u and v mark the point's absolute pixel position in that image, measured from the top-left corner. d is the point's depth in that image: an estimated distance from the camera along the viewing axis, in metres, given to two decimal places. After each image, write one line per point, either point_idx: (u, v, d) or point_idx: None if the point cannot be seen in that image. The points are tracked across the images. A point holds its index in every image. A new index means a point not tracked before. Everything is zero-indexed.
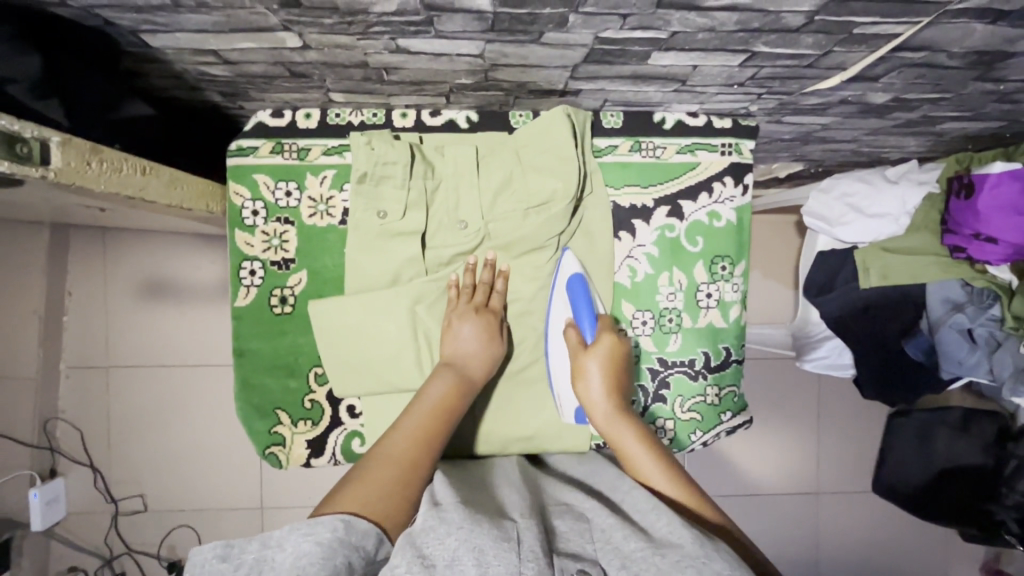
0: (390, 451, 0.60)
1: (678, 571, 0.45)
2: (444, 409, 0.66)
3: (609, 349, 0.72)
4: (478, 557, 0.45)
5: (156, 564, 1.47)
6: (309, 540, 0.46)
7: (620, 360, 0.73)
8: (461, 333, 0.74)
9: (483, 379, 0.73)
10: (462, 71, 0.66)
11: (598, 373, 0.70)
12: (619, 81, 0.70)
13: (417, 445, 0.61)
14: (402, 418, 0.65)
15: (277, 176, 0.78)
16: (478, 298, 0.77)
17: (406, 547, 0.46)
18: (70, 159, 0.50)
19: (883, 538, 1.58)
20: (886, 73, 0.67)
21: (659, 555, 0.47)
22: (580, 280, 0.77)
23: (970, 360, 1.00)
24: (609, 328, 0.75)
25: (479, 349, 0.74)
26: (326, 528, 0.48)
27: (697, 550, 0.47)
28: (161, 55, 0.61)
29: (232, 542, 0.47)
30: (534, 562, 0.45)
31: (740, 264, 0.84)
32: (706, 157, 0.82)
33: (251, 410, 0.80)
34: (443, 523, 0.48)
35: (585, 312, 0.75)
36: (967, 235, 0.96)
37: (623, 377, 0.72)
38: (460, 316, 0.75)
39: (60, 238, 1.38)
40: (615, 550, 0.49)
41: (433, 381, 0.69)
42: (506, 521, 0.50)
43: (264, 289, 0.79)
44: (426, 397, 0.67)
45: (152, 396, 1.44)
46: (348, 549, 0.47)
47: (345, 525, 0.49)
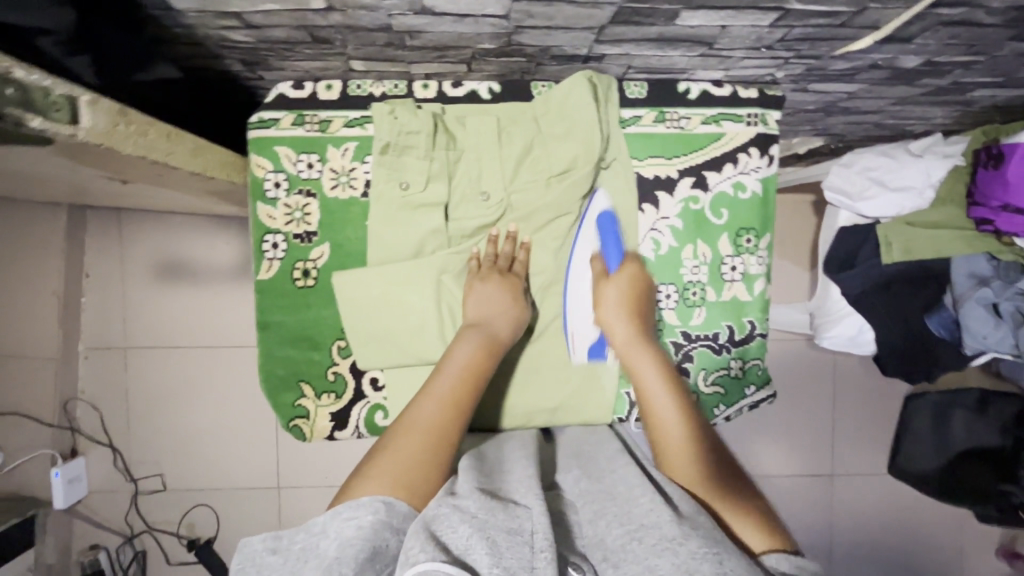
0: (420, 418, 0.60)
1: (656, 556, 0.46)
2: (471, 372, 0.65)
3: (631, 279, 0.78)
4: (491, 547, 0.46)
5: (175, 542, 1.49)
6: (349, 525, 0.48)
7: (642, 290, 0.78)
8: (484, 293, 0.74)
9: (510, 338, 0.72)
10: (486, 34, 0.65)
11: (614, 302, 0.76)
12: (644, 45, 0.69)
13: (447, 412, 0.61)
14: (434, 377, 0.65)
15: (299, 148, 0.78)
16: (501, 264, 0.78)
17: (421, 531, 0.47)
18: (99, 119, 0.50)
19: (899, 518, 1.58)
20: (920, 33, 0.65)
21: (637, 541, 0.48)
22: (610, 217, 0.80)
23: (994, 337, 0.99)
24: (635, 261, 0.80)
25: (504, 310, 0.73)
26: (366, 511, 0.49)
27: (676, 531, 0.47)
28: (183, 20, 0.60)
29: (281, 535, 0.51)
30: (545, 552, 0.46)
31: (765, 237, 0.83)
32: (732, 128, 0.81)
33: (274, 382, 0.80)
34: (457, 511, 0.49)
35: (613, 246, 0.80)
36: (995, 207, 0.95)
37: (644, 309, 0.76)
38: (481, 277, 0.75)
39: (78, 219, 1.39)
40: (604, 544, 0.50)
41: (461, 343, 0.68)
42: (519, 506, 0.51)
43: (287, 263, 0.79)
44: (454, 360, 0.66)
45: (170, 376, 1.45)
46: (388, 530, 0.49)
47: (386, 506, 0.51)
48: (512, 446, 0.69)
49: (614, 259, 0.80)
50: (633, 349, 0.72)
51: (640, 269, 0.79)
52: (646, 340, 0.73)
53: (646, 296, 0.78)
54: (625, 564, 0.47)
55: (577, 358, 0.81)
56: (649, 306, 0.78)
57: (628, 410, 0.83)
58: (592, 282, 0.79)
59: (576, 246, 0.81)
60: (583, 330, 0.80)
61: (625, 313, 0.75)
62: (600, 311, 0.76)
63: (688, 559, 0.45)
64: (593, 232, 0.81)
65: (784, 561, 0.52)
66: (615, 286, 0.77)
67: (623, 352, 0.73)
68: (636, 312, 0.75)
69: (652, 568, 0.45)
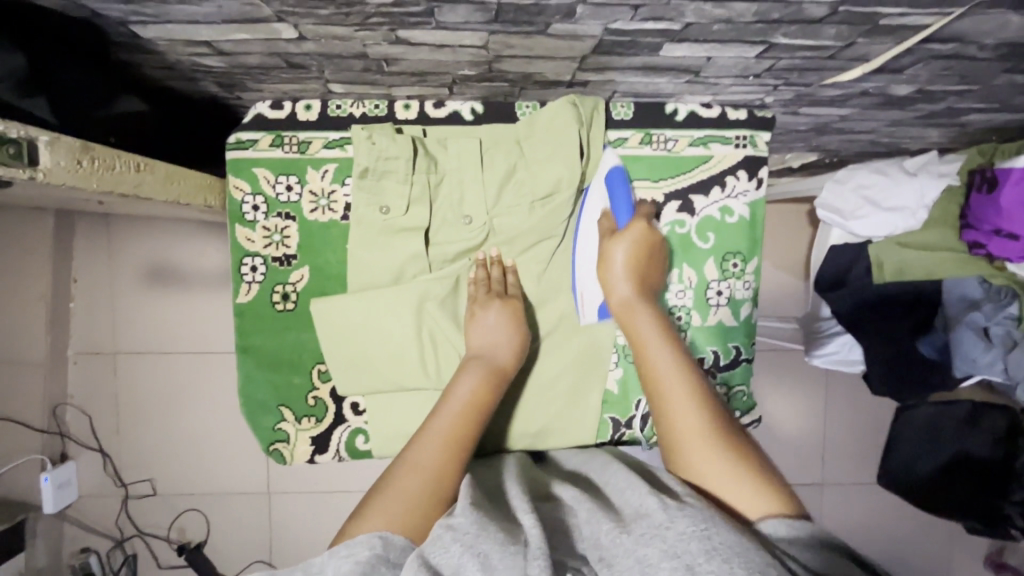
0: (425, 452, 0.58)
1: (643, 545, 0.45)
2: (477, 403, 0.64)
3: (640, 237, 0.71)
4: (483, 563, 0.45)
5: (166, 546, 1.49)
6: (347, 562, 0.47)
7: (649, 251, 0.72)
8: (485, 322, 0.72)
9: (513, 368, 0.71)
10: (465, 62, 0.64)
11: (619, 262, 0.70)
12: (629, 73, 0.67)
13: (448, 450, 0.59)
14: (439, 407, 0.63)
15: (277, 170, 0.76)
16: (497, 288, 0.75)
17: (415, 558, 0.46)
18: (60, 157, 0.49)
19: (887, 529, 1.58)
20: (912, 65, 0.64)
21: (626, 534, 0.47)
22: (619, 173, 0.74)
23: (983, 360, 0.97)
24: (646, 217, 0.73)
25: (505, 339, 0.71)
26: (364, 546, 0.48)
27: (663, 517, 0.47)
28: (153, 47, 0.59)
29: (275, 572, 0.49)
30: (536, 560, 0.44)
31: (752, 261, 0.82)
32: (720, 150, 0.80)
33: (255, 406, 0.79)
34: (450, 531, 0.48)
35: (623, 201, 0.74)
36: (988, 231, 0.93)
37: (649, 269, 0.72)
38: (482, 304, 0.73)
39: (65, 225, 1.38)
40: (599, 543, 0.48)
41: (464, 375, 0.67)
42: (513, 524, 0.50)
43: (266, 286, 0.78)
44: (458, 391, 0.64)
45: (159, 382, 1.44)
46: (386, 566, 0.48)
47: (383, 541, 0.49)
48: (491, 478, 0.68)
49: (624, 215, 0.73)
50: (633, 310, 0.68)
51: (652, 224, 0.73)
52: (649, 302, 0.69)
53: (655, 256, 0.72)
54: (619, 560, 0.46)
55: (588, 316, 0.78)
56: (655, 266, 0.73)
57: (612, 435, 0.82)
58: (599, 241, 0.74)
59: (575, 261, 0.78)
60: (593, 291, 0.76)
61: (629, 272, 0.70)
62: (602, 268, 0.71)
63: (676, 542, 0.44)
64: (603, 189, 0.76)
65: (783, 527, 0.48)
66: (622, 245, 0.71)
67: (624, 313, 0.69)
68: (639, 268, 0.70)
69: (642, 559, 0.44)
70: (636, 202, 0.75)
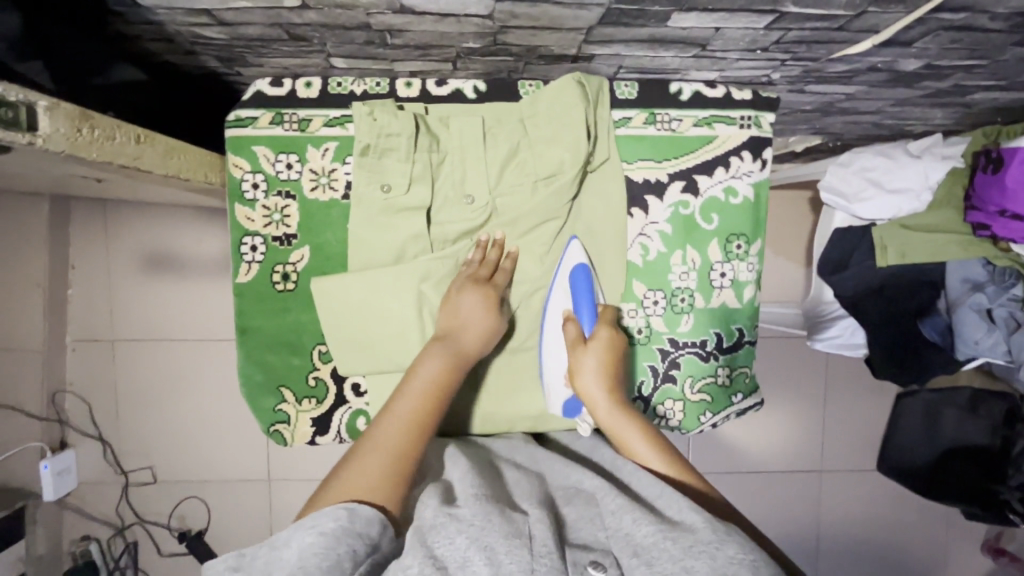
0: (383, 439, 0.57)
1: (690, 557, 0.43)
2: (438, 389, 0.63)
3: (608, 343, 0.69)
4: (489, 557, 0.44)
5: (166, 534, 1.49)
6: (311, 533, 0.45)
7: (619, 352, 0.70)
8: (459, 305, 0.71)
9: (477, 353, 0.69)
10: (469, 34, 0.63)
11: (594, 371, 0.66)
12: (635, 46, 0.66)
13: (408, 434, 0.58)
14: (397, 396, 0.62)
15: (277, 148, 0.75)
16: (482, 272, 0.74)
17: (418, 547, 0.45)
18: (60, 124, 0.48)
19: (886, 516, 1.59)
20: (920, 37, 0.63)
21: (671, 541, 0.45)
22: (583, 271, 0.75)
23: (986, 342, 0.98)
24: (608, 320, 0.73)
25: (475, 324, 0.70)
26: (329, 518, 0.47)
27: (709, 534, 0.45)
28: (153, 17, 0.58)
29: (246, 553, 0.48)
30: (546, 559, 0.44)
31: (755, 243, 0.81)
32: (724, 130, 0.79)
33: (255, 387, 0.79)
34: (454, 521, 0.47)
35: (586, 303, 0.73)
36: (992, 212, 0.92)
37: (621, 373, 0.69)
38: (458, 287, 0.72)
39: (62, 211, 1.36)
40: (631, 538, 0.47)
41: (425, 359, 0.65)
42: (518, 513, 0.49)
43: (266, 266, 0.77)
44: (419, 376, 0.63)
45: (159, 369, 1.44)
46: (352, 536, 0.46)
47: (348, 513, 0.48)
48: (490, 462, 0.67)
49: (588, 320, 0.73)
50: (617, 421, 0.63)
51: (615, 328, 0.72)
52: (626, 407, 0.65)
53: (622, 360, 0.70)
54: (661, 563, 0.44)
55: (554, 410, 0.76)
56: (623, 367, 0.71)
57: None
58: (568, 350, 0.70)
59: (561, 264, 0.77)
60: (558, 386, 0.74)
61: (605, 383, 0.66)
62: (576, 382, 0.67)
63: (725, 562, 0.43)
64: (566, 290, 0.76)
65: None
66: (593, 353, 0.68)
67: (610, 429, 0.64)
68: (612, 377, 0.67)
69: (689, 570, 0.42)
70: (598, 302, 0.74)
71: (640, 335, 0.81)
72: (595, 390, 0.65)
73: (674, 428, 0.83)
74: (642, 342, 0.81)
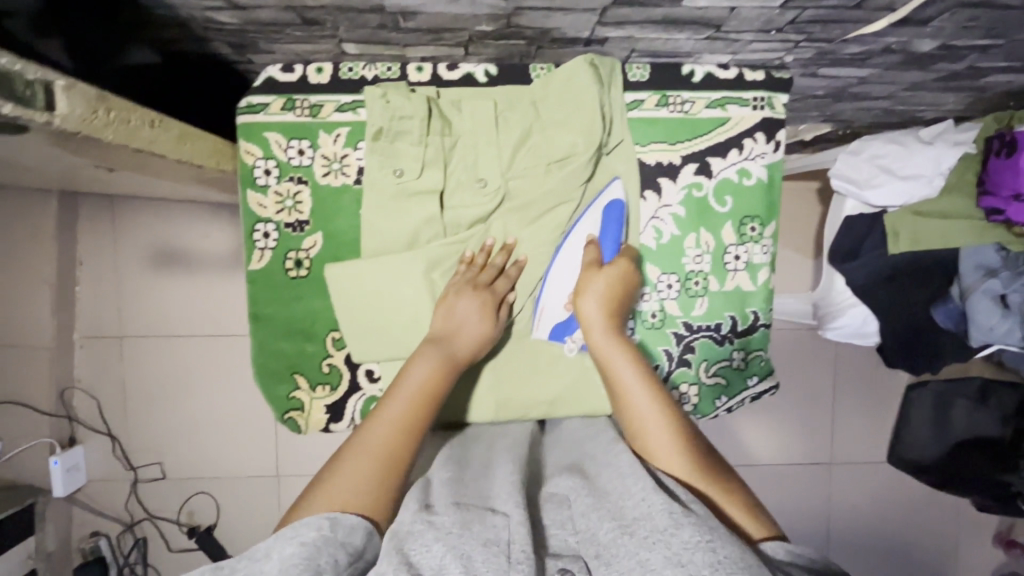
0: (370, 442, 0.56)
1: (647, 549, 0.45)
2: (429, 393, 0.62)
3: (620, 273, 0.72)
4: (465, 566, 0.44)
5: (176, 529, 1.49)
6: (293, 543, 0.45)
7: (628, 286, 0.73)
8: (455, 309, 0.70)
9: (470, 358, 0.68)
10: (483, 16, 0.62)
11: (598, 294, 0.70)
12: (649, 28, 0.66)
13: (396, 438, 0.57)
14: (387, 399, 0.61)
15: (289, 134, 0.75)
16: (483, 277, 0.73)
17: (393, 552, 0.45)
18: (77, 105, 0.47)
19: (897, 508, 1.58)
20: (938, 15, 0.63)
21: (629, 535, 0.47)
22: (618, 208, 0.77)
23: (1001, 328, 0.97)
24: (628, 255, 0.75)
25: (471, 330, 0.69)
26: (310, 528, 0.47)
27: (666, 520, 0.46)
28: (166, 1, 0.58)
29: (223, 564, 0.45)
30: (522, 564, 0.45)
31: (770, 225, 0.81)
32: (737, 112, 0.78)
33: (268, 374, 0.78)
34: (432, 528, 0.47)
35: (611, 236, 0.76)
36: (1007, 196, 0.92)
37: (625, 304, 0.72)
38: (457, 290, 0.72)
39: (70, 207, 1.36)
40: (596, 541, 0.49)
41: (417, 362, 0.64)
42: (497, 515, 0.50)
43: (278, 253, 0.77)
44: (409, 379, 0.62)
45: (167, 365, 1.44)
46: (334, 546, 0.46)
47: (330, 523, 0.48)
48: (503, 450, 0.67)
49: (610, 251, 0.76)
50: (608, 344, 0.67)
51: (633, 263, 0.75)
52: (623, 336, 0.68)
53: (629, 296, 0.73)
54: (618, 559, 0.46)
55: (538, 333, 0.79)
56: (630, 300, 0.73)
57: None
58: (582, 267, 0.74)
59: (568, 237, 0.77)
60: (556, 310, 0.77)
61: (606, 307, 0.69)
62: (579, 299, 0.70)
63: (679, 550, 0.44)
64: (597, 216, 0.77)
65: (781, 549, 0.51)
66: (602, 277, 0.72)
67: (599, 350, 0.67)
68: (616, 307, 0.70)
69: (644, 562, 0.44)
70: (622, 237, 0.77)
71: (654, 320, 0.81)
72: (596, 314, 0.68)
73: (688, 412, 0.83)
74: (656, 326, 0.81)
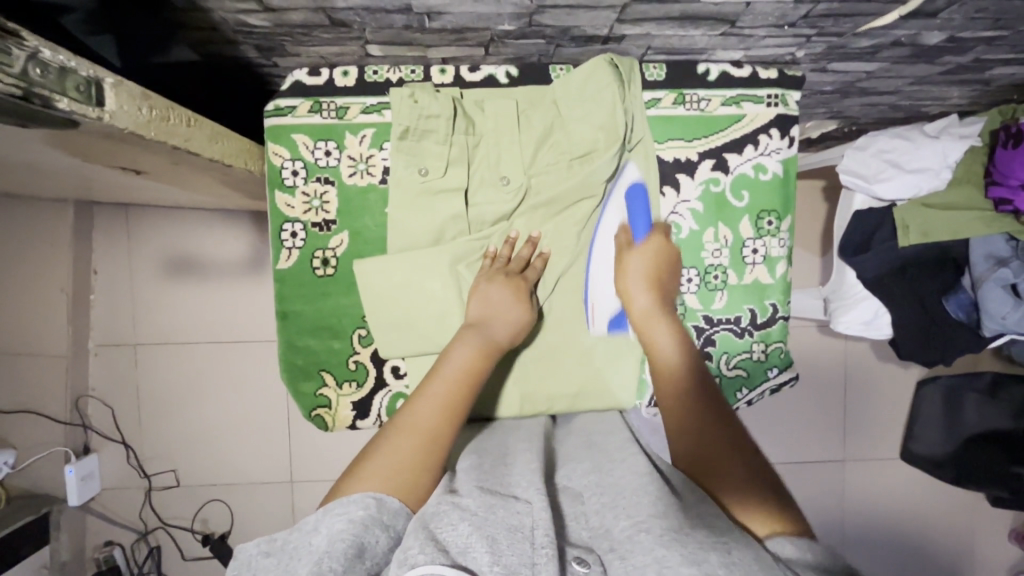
0: (415, 422, 0.57)
1: (663, 547, 0.43)
2: (470, 374, 0.63)
3: (656, 251, 0.76)
4: (491, 545, 0.44)
5: (190, 538, 1.48)
6: (341, 520, 0.47)
7: (665, 263, 0.76)
8: (490, 295, 0.72)
9: (508, 342, 0.69)
10: (507, 15, 0.64)
11: (637, 270, 0.74)
12: (666, 25, 0.68)
13: (441, 416, 0.58)
14: (428, 380, 0.62)
15: (315, 136, 0.77)
16: (513, 266, 0.75)
17: (420, 530, 0.45)
18: (123, 101, 0.49)
19: (912, 504, 1.58)
20: (946, 7, 0.65)
21: (643, 532, 0.46)
22: (640, 190, 0.79)
23: (1013, 317, 0.98)
24: (661, 232, 0.78)
25: (508, 314, 0.71)
26: (358, 506, 0.49)
27: (679, 524, 0.46)
28: (202, 4, 0.59)
29: (275, 538, 0.49)
30: (546, 549, 0.44)
31: (786, 219, 0.82)
32: (752, 109, 0.80)
33: (296, 373, 0.80)
34: (457, 509, 0.48)
35: (640, 217, 0.78)
36: (1015, 186, 0.94)
37: (665, 280, 0.75)
38: (488, 278, 0.74)
39: (86, 216, 1.38)
40: (610, 536, 0.48)
41: (457, 345, 0.65)
42: (518, 502, 0.50)
43: (305, 252, 0.78)
44: (451, 360, 0.63)
45: (181, 372, 1.44)
46: (378, 527, 0.48)
47: (377, 502, 0.50)
48: (529, 439, 0.67)
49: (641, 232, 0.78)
50: (647, 321, 0.70)
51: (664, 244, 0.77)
52: (666, 312, 0.71)
53: (666, 276, 0.75)
54: (634, 555, 0.44)
55: (596, 329, 0.80)
56: (670, 276, 0.76)
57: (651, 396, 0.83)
58: (616, 252, 0.77)
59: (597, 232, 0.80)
60: (606, 303, 0.78)
61: (648, 284, 0.73)
62: (620, 280, 0.74)
63: (696, 550, 0.42)
64: (621, 204, 0.79)
65: (789, 546, 0.47)
66: (639, 255, 0.75)
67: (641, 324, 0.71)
68: (653, 288, 0.73)
69: (662, 558, 0.42)
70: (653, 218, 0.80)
71: None
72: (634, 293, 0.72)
73: None
74: None
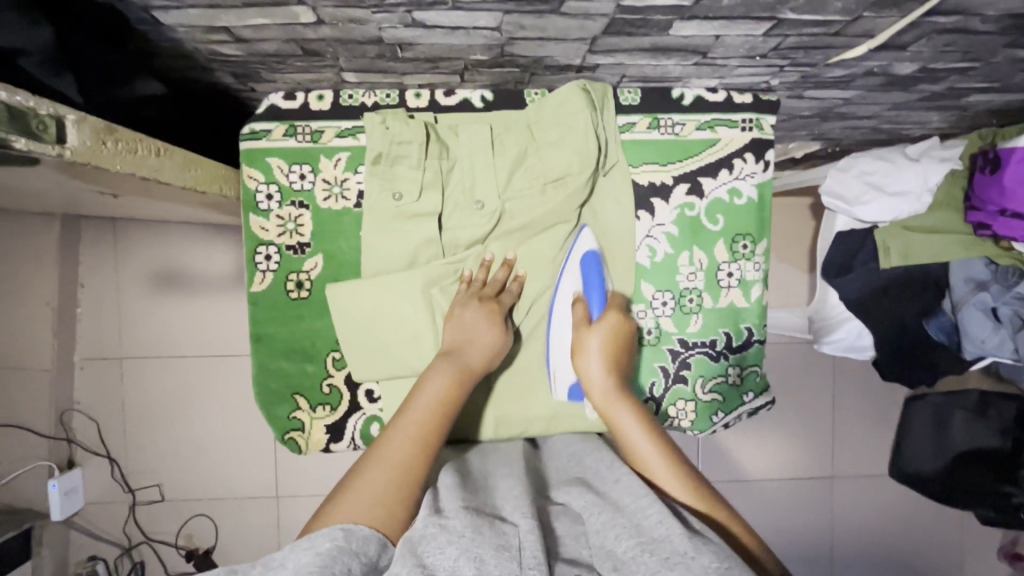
0: (388, 455, 0.57)
1: (668, 570, 0.44)
2: (444, 404, 0.62)
3: (612, 327, 0.71)
4: (479, 568, 0.44)
5: (173, 553, 1.47)
6: (308, 553, 0.45)
7: (622, 339, 0.71)
8: (464, 320, 0.71)
9: (484, 368, 0.69)
10: (478, 46, 0.65)
11: (596, 351, 0.68)
12: (638, 55, 0.68)
13: (415, 448, 0.58)
14: (401, 413, 0.61)
15: (291, 159, 0.77)
16: (487, 289, 0.75)
17: (408, 555, 0.44)
18: (87, 137, 0.49)
19: (901, 521, 1.57)
20: (915, 41, 0.65)
21: (649, 553, 0.45)
22: (594, 258, 0.76)
23: (992, 341, 0.98)
24: (617, 306, 0.74)
25: (482, 338, 0.70)
26: (324, 539, 0.47)
27: (687, 544, 0.45)
28: (173, 34, 0.60)
29: (235, 569, 0.45)
30: (535, 570, 0.44)
31: (762, 243, 0.83)
32: (727, 133, 0.81)
33: (269, 396, 0.79)
34: (444, 531, 0.46)
35: (596, 287, 0.75)
36: (992, 211, 0.94)
37: (624, 357, 0.70)
38: (463, 303, 0.73)
39: (73, 230, 1.38)
40: (614, 555, 0.48)
41: (432, 374, 0.65)
42: (507, 523, 0.49)
43: (279, 275, 0.78)
44: (424, 392, 0.63)
45: (167, 386, 1.44)
46: (348, 555, 0.46)
47: (345, 532, 0.48)
48: (498, 463, 0.67)
49: (597, 303, 0.74)
50: (614, 403, 0.65)
51: (621, 314, 0.73)
52: (626, 393, 0.67)
53: (628, 347, 0.72)
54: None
55: (557, 395, 0.77)
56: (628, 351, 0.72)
57: None
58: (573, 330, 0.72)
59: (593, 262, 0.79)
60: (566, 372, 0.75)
61: (608, 366, 0.68)
62: (579, 360, 0.69)
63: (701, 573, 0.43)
64: (577, 273, 0.77)
65: None
66: (596, 335, 0.70)
67: (605, 408, 0.65)
68: (616, 365, 0.68)
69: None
70: (607, 288, 0.76)
71: (650, 336, 0.82)
72: (598, 373, 0.67)
73: (686, 428, 0.84)
74: (652, 343, 0.82)
